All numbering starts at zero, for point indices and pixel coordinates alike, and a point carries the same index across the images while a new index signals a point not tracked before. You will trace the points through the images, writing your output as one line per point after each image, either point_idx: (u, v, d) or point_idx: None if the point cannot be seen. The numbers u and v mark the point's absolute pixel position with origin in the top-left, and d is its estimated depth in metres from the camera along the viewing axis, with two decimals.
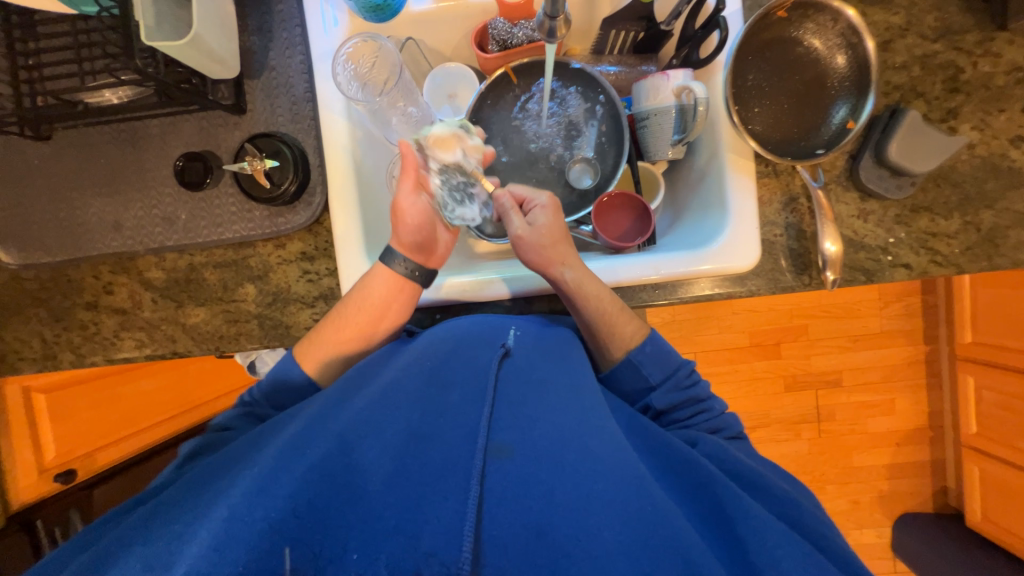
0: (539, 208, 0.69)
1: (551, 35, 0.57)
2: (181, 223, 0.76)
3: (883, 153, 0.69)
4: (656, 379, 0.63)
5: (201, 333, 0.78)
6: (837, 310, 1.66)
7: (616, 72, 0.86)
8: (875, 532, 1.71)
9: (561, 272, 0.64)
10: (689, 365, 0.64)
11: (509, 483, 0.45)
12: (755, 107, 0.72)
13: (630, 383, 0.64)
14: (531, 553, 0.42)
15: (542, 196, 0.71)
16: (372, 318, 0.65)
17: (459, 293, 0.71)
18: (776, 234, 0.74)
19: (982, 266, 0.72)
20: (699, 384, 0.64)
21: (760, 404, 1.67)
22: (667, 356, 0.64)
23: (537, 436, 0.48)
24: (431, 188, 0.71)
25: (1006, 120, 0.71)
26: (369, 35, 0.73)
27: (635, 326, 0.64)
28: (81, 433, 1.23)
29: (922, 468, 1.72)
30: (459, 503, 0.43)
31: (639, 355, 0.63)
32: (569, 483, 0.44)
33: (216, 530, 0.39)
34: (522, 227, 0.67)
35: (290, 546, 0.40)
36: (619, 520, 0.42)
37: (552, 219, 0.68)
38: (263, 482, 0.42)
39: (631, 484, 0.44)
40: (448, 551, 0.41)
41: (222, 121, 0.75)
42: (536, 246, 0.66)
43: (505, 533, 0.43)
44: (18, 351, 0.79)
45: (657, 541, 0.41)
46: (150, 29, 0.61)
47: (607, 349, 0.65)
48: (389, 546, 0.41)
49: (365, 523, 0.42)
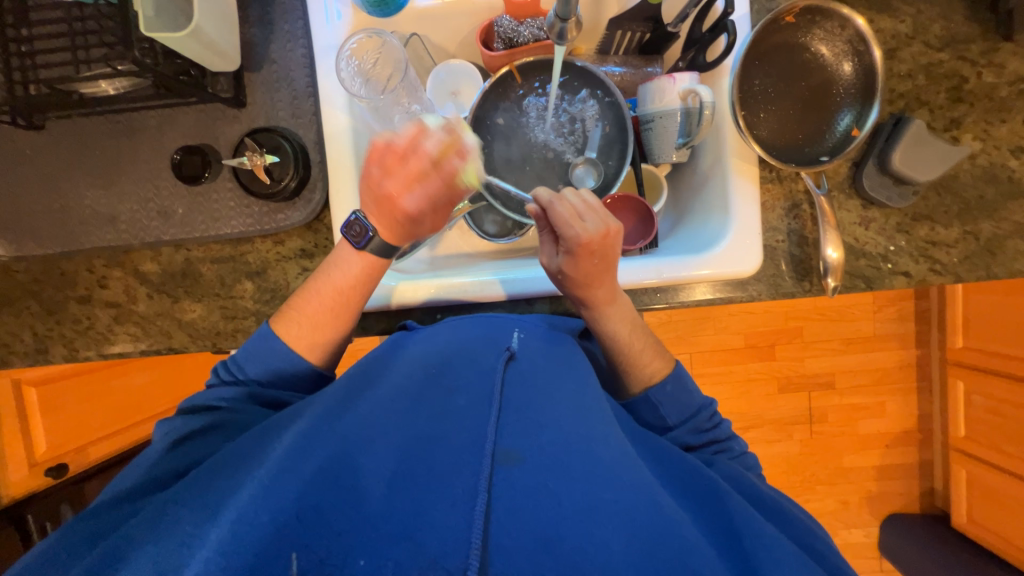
0: (563, 250, 0.61)
1: (561, 38, 0.57)
2: (179, 217, 0.74)
3: (886, 161, 0.70)
4: (672, 420, 0.63)
5: (197, 329, 0.77)
6: (831, 313, 1.67)
7: (620, 73, 0.85)
8: (863, 532, 1.74)
9: (587, 310, 0.64)
10: (710, 407, 0.64)
11: (516, 491, 0.44)
12: (761, 112, 0.71)
13: (645, 416, 0.64)
14: (540, 562, 0.40)
15: (570, 234, 0.59)
16: (342, 303, 0.65)
17: (439, 292, 0.70)
18: (778, 239, 0.74)
19: (979, 275, 0.72)
20: (718, 426, 0.64)
21: (754, 405, 1.69)
22: (688, 398, 0.63)
23: (545, 442, 0.47)
24: (411, 179, 0.62)
25: (1007, 131, 0.72)
26: (374, 30, 0.71)
27: (659, 363, 0.64)
28: (75, 426, 1.21)
29: (910, 470, 1.74)
30: (466, 509, 0.42)
31: (659, 393, 0.62)
32: (578, 490, 0.44)
33: (223, 534, 0.39)
34: (551, 259, 0.64)
35: (296, 552, 0.39)
36: (625, 533, 0.42)
37: (576, 265, 0.61)
38: (269, 484, 0.42)
39: (638, 490, 0.45)
40: (453, 557, 0.39)
41: (221, 114, 0.73)
42: (561, 281, 0.64)
43: (513, 543, 0.41)
44: (9, 345, 0.78)
45: (661, 548, 0.41)
46: (149, 20, 0.59)
47: (624, 380, 0.65)
48: (396, 553, 0.39)
49: (371, 527, 0.41)
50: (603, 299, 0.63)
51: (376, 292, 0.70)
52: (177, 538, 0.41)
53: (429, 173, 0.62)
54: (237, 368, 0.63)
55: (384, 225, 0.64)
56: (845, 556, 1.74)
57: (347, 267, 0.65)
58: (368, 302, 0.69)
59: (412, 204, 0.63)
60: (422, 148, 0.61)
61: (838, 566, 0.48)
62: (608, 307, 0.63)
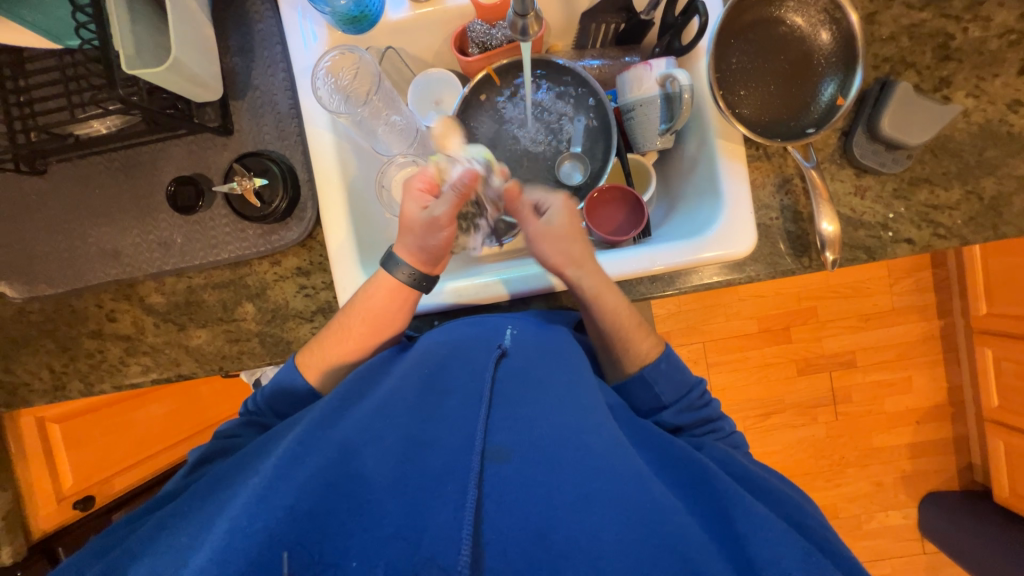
0: (555, 208, 0.70)
1: (523, 34, 0.58)
2: (178, 247, 0.76)
3: (875, 127, 0.68)
4: (668, 399, 0.62)
5: (204, 354, 0.79)
6: (845, 290, 1.63)
7: (599, 65, 0.84)
8: (900, 513, 1.67)
9: (577, 274, 0.64)
10: (701, 386, 0.64)
11: (507, 486, 0.43)
12: (741, 90, 0.71)
13: (640, 397, 0.63)
14: (530, 555, 0.40)
15: (557, 197, 0.72)
16: (359, 326, 0.65)
17: (489, 292, 0.69)
18: (772, 217, 0.73)
19: (987, 236, 0.70)
20: (711, 405, 0.63)
21: (773, 390, 1.65)
22: (682, 375, 0.63)
23: (535, 436, 0.46)
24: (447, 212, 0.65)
25: (1001, 85, 0.70)
26: (348, 47, 0.73)
27: (651, 341, 0.65)
28: (94, 461, 1.22)
29: (944, 445, 1.68)
30: (458, 508, 0.42)
31: (652, 372, 0.62)
32: (567, 479, 0.44)
33: (216, 544, 0.38)
34: (538, 223, 0.68)
35: (287, 552, 0.38)
36: (616, 521, 0.41)
37: (570, 218, 0.69)
38: (263, 491, 0.41)
39: (630, 481, 0.44)
40: (447, 556, 0.39)
41: (210, 143, 0.75)
42: (551, 240, 0.67)
43: (504, 536, 0.41)
44: (29, 383, 0.81)
45: (655, 537, 0.41)
46: (130, 58, 0.61)
47: (618, 360, 0.65)
48: (391, 552, 0.40)
49: (364, 530, 0.41)
50: (591, 259, 0.66)
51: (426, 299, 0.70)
52: (174, 551, 0.41)
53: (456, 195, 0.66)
54: (255, 401, 0.65)
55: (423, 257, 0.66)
56: (885, 540, 1.68)
57: (371, 287, 0.65)
58: (406, 322, 0.69)
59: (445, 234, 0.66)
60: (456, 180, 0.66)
61: (842, 548, 0.47)
62: (598, 267, 0.66)
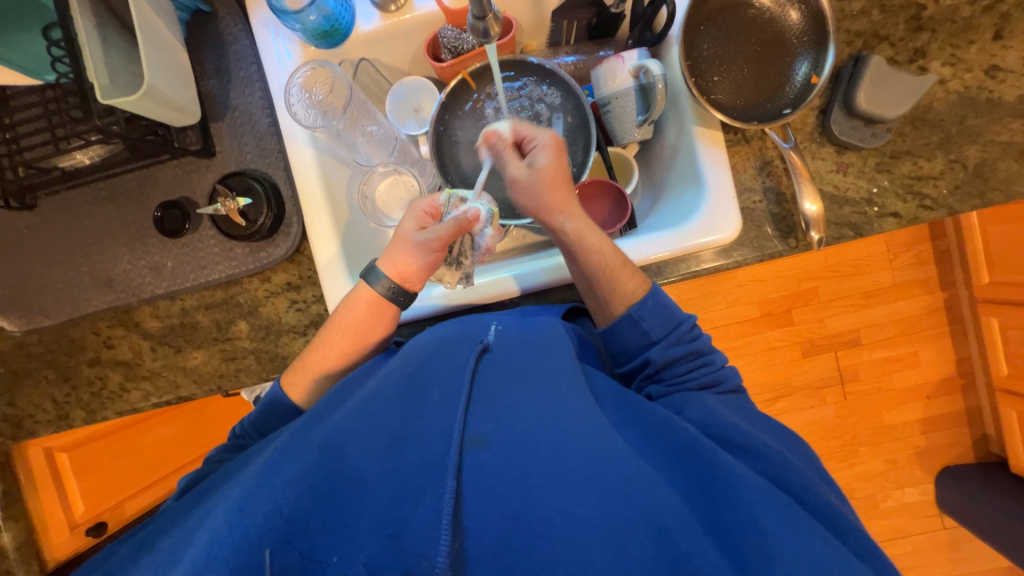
0: (541, 149, 0.67)
1: (485, 36, 0.62)
2: (169, 270, 0.77)
3: (852, 103, 0.68)
4: (657, 334, 0.61)
5: (201, 374, 0.80)
6: (845, 269, 1.62)
7: (574, 61, 0.86)
8: (918, 490, 1.65)
9: (560, 221, 0.66)
10: (690, 320, 0.63)
11: (483, 473, 0.44)
12: (715, 76, 0.70)
13: (629, 335, 0.62)
14: (509, 537, 0.42)
15: (544, 135, 0.68)
16: (345, 340, 0.65)
17: (474, 289, 0.70)
18: (756, 200, 0.72)
19: (975, 204, 0.69)
20: (700, 338, 0.62)
21: (778, 373, 1.64)
22: (671, 310, 0.62)
23: (514, 422, 0.47)
24: (438, 244, 0.65)
25: (977, 51, 0.69)
26: (319, 61, 0.73)
27: (637, 281, 0.63)
28: (105, 487, 1.24)
29: (958, 418, 1.66)
30: (435, 499, 0.43)
31: (639, 309, 0.61)
32: (546, 464, 0.44)
33: (197, 555, 0.39)
34: (519, 171, 0.67)
35: (271, 549, 0.39)
36: (598, 508, 0.42)
37: (555, 160, 0.67)
38: (243, 500, 0.41)
39: (607, 460, 0.44)
40: (427, 547, 0.41)
41: (193, 166, 0.76)
42: (533, 191, 0.66)
43: (481, 523, 0.43)
44: (32, 415, 0.82)
45: (634, 515, 0.41)
46: (104, 87, 0.62)
47: (606, 304, 0.64)
48: (370, 546, 0.41)
49: (344, 528, 0.42)
50: (573, 210, 0.66)
51: (423, 303, 0.71)
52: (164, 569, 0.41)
53: (450, 231, 0.65)
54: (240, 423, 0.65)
55: (397, 268, 0.66)
56: (904, 518, 1.65)
57: (348, 301, 0.66)
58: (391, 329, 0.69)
59: (426, 259, 0.66)
60: (456, 218, 0.64)
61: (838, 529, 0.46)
62: (582, 213, 0.66)
